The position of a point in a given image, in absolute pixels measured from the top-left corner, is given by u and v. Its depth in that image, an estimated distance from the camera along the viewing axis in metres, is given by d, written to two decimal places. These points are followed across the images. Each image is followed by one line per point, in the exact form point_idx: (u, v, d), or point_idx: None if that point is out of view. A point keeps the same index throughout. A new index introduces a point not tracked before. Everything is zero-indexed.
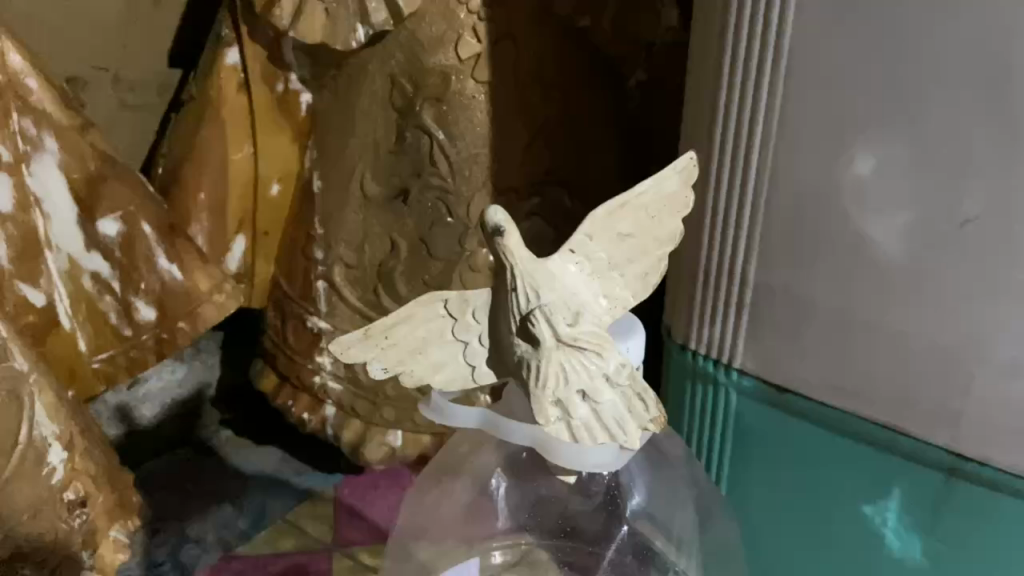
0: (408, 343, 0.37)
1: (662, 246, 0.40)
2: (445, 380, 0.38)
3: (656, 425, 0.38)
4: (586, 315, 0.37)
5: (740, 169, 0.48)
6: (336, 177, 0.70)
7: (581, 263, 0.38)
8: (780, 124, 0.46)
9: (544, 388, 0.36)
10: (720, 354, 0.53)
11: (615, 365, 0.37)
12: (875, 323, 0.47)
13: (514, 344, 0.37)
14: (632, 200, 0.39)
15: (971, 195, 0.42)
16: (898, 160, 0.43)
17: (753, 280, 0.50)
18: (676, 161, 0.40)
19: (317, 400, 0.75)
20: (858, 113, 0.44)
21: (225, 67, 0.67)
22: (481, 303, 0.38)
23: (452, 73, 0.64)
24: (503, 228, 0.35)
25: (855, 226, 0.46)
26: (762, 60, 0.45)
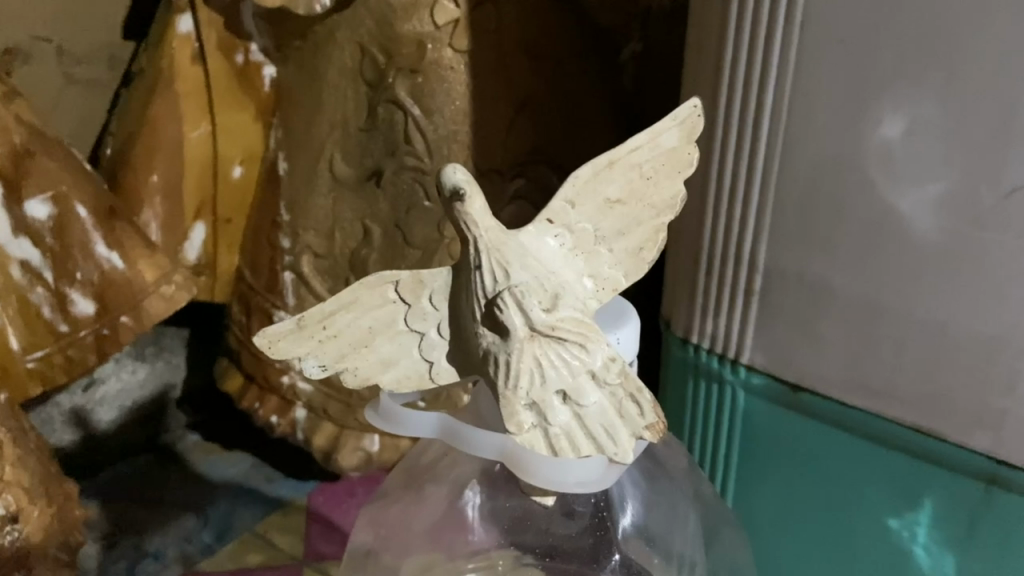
0: (352, 335, 0.32)
1: (659, 215, 0.35)
2: (398, 378, 0.32)
3: (655, 436, 0.32)
4: (565, 298, 0.32)
5: (748, 136, 0.42)
6: (304, 158, 0.64)
7: (560, 235, 0.33)
8: (795, 85, 0.40)
9: (516, 387, 0.31)
10: (726, 349, 0.47)
11: (603, 360, 0.32)
12: (906, 312, 0.41)
13: (479, 335, 0.31)
14: (623, 158, 0.34)
15: (1018, 159, 0.36)
16: (931, 120, 0.37)
17: (763, 264, 0.44)
18: (674, 112, 0.35)
19: (286, 402, 0.70)
20: (886, 66, 0.38)
21: (178, 35, 0.61)
22: (439, 285, 0.33)
23: (427, 41, 0.58)
24: (462, 190, 0.31)
25: (881, 198, 0.40)
26: (774, 7, 0.39)
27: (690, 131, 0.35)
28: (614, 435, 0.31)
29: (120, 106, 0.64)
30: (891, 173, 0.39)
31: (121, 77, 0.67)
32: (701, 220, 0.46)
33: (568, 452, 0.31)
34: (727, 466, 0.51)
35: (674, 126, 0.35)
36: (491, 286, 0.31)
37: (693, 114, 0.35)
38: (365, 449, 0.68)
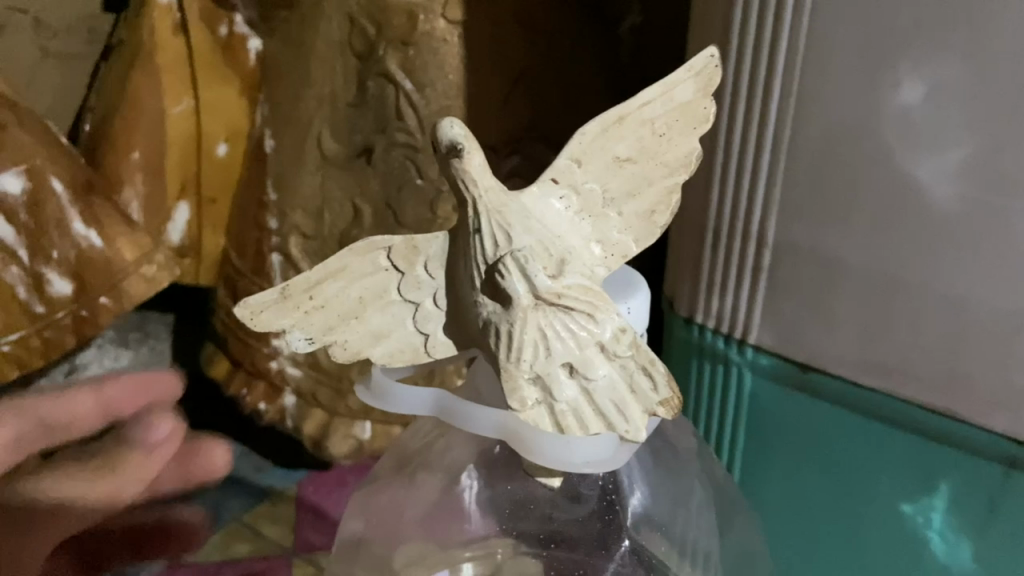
0: (340, 305, 0.31)
1: (672, 174, 0.35)
2: (392, 351, 0.32)
3: (669, 413, 0.31)
4: (572, 262, 0.31)
5: (758, 103, 0.40)
6: (292, 135, 0.61)
7: (566, 198, 0.32)
8: (808, 46, 0.38)
9: (520, 361, 0.30)
10: (732, 329, 0.46)
11: (613, 332, 0.31)
12: (922, 286, 0.39)
13: (480, 305, 0.31)
14: (633, 113, 0.33)
15: None
16: (954, 85, 0.36)
17: (771, 240, 0.43)
18: (688, 64, 0.34)
19: (274, 388, 0.67)
20: (904, 28, 0.36)
21: (157, 6, 0.58)
22: (434, 252, 0.32)
23: (419, 11, 0.55)
24: (459, 146, 0.29)
25: (899, 167, 0.38)
26: None
27: (705, 83, 0.34)
28: (624, 411, 0.30)
29: (98, 79, 0.62)
30: (910, 142, 0.37)
31: (99, 51, 0.64)
32: (706, 195, 0.44)
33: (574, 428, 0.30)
34: (733, 448, 0.49)
35: (689, 77, 0.34)
36: (492, 251, 0.30)
37: (709, 65, 0.34)
38: (356, 437, 0.67)
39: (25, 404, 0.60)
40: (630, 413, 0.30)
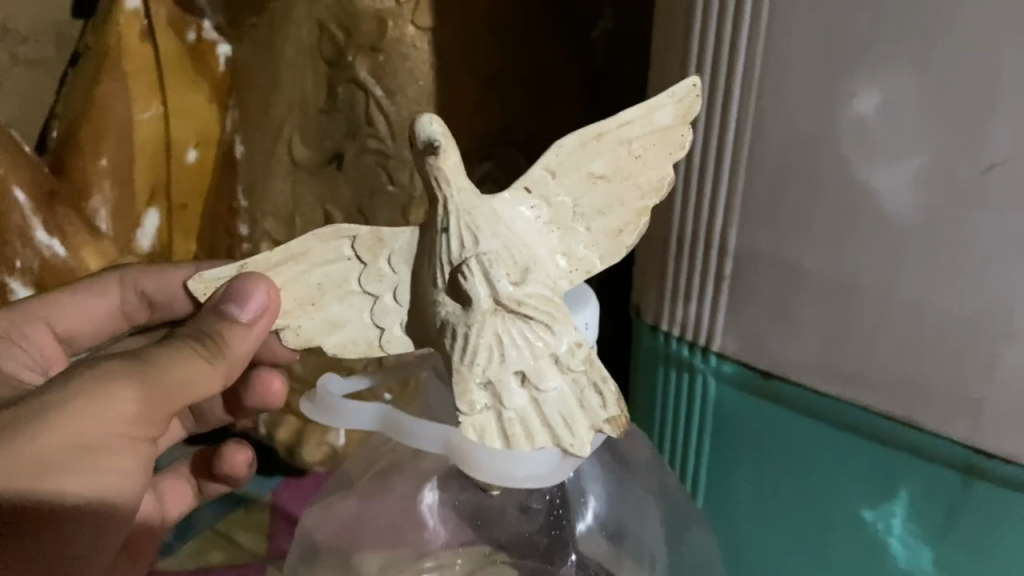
0: (299, 290, 0.33)
1: (642, 195, 0.36)
2: (346, 341, 0.34)
3: (614, 429, 0.34)
4: (534, 271, 0.33)
5: (718, 111, 0.40)
6: (260, 139, 0.62)
7: (536, 208, 0.33)
8: (766, 55, 0.38)
9: (473, 365, 0.32)
10: (697, 336, 0.46)
11: (568, 346, 0.34)
12: (881, 293, 0.39)
13: (439, 305, 0.32)
14: (611, 131, 0.34)
15: (997, 135, 0.34)
16: (908, 95, 0.36)
17: (734, 248, 0.43)
18: (672, 88, 0.35)
19: None
20: (859, 37, 0.36)
21: (124, 11, 0.58)
22: (400, 247, 0.33)
23: (388, 18, 0.55)
24: (436, 145, 0.30)
25: (857, 177, 0.38)
26: None
27: (685, 111, 0.35)
28: (571, 424, 0.33)
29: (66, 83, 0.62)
30: (867, 151, 0.37)
31: (68, 57, 0.64)
32: (670, 202, 0.44)
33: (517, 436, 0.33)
34: (699, 455, 0.49)
35: (670, 103, 0.35)
36: (457, 252, 0.32)
37: (692, 93, 0.35)
38: (330, 444, 0.67)
39: (125, 273, 0.51)
40: (576, 426, 0.33)
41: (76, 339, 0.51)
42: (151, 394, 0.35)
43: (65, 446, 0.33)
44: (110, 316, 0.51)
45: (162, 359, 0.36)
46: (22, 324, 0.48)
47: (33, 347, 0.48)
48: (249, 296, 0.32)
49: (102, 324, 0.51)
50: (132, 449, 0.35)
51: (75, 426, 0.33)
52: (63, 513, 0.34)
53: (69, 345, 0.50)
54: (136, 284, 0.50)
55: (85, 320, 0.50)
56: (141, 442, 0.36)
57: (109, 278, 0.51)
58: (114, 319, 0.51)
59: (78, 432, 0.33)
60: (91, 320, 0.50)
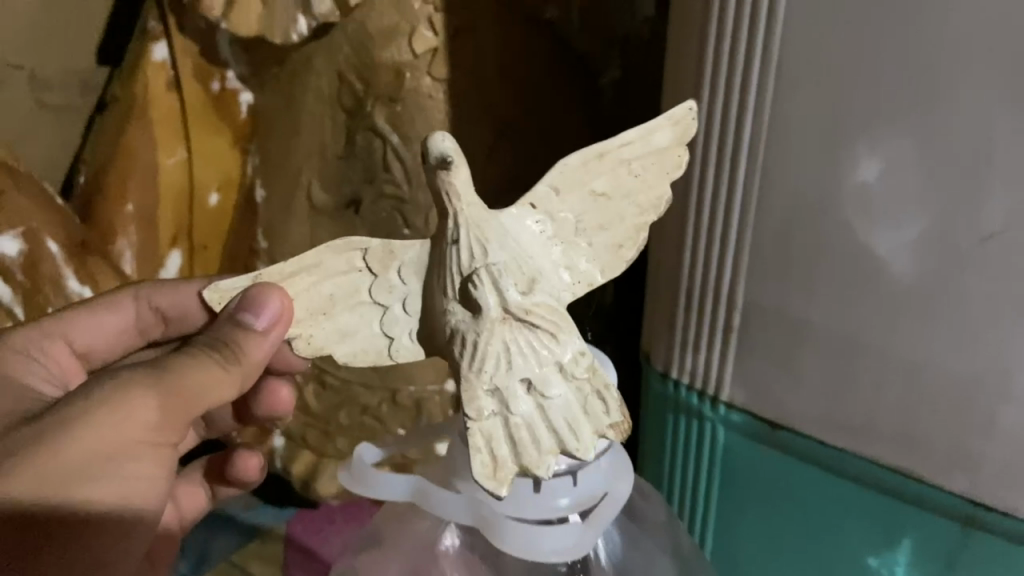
0: (311, 301, 0.35)
1: (642, 213, 0.38)
2: (357, 350, 0.36)
3: (617, 435, 0.36)
4: (540, 282, 0.35)
5: (726, 174, 0.42)
6: (279, 183, 0.63)
7: (541, 224, 0.36)
8: (771, 124, 0.40)
9: (481, 371, 0.34)
10: (706, 385, 0.47)
11: (571, 355, 0.35)
12: (883, 350, 0.41)
13: (450, 312, 0.34)
14: (612, 151, 0.37)
15: (992, 206, 0.36)
16: (907, 164, 0.38)
17: (742, 302, 0.44)
18: (671, 111, 0.38)
19: (263, 430, 0.70)
20: (859, 109, 0.38)
21: (151, 63, 0.60)
22: (408, 258, 0.35)
23: (406, 69, 0.58)
24: (448, 158, 0.33)
25: (860, 239, 0.40)
26: (750, 49, 0.40)
27: (683, 133, 0.38)
28: (575, 428, 0.34)
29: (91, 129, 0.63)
30: (868, 213, 0.39)
31: (94, 102, 0.66)
32: (680, 256, 0.46)
33: (526, 437, 0.34)
34: (707, 498, 0.51)
35: (669, 126, 0.38)
36: (467, 262, 0.34)
37: (688, 115, 0.38)
38: None
39: (140, 288, 0.50)
40: (580, 430, 0.34)
41: (92, 354, 0.50)
42: (171, 401, 0.38)
43: (90, 453, 0.35)
44: (124, 330, 0.50)
45: (175, 363, 0.38)
46: (38, 341, 0.47)
47: (50, 362, 0.47)
48: (261, 308, 0.34)
49: (116, 338, 0.50)
50: (152, 453, 0.38)
51: (102, 434, 0.36)
52: (91, 520, 0.36)
53: (84, 360, 0.50)
54: (150, 300, 0.49)
55: (103, 333, 0.50)
56: (164, 445, 0.39)
57: (124, 293, 0.50)
58: (129, 331, 0.51)
59: (103, 439, 0.36)
60: (104, 334, 0.50)
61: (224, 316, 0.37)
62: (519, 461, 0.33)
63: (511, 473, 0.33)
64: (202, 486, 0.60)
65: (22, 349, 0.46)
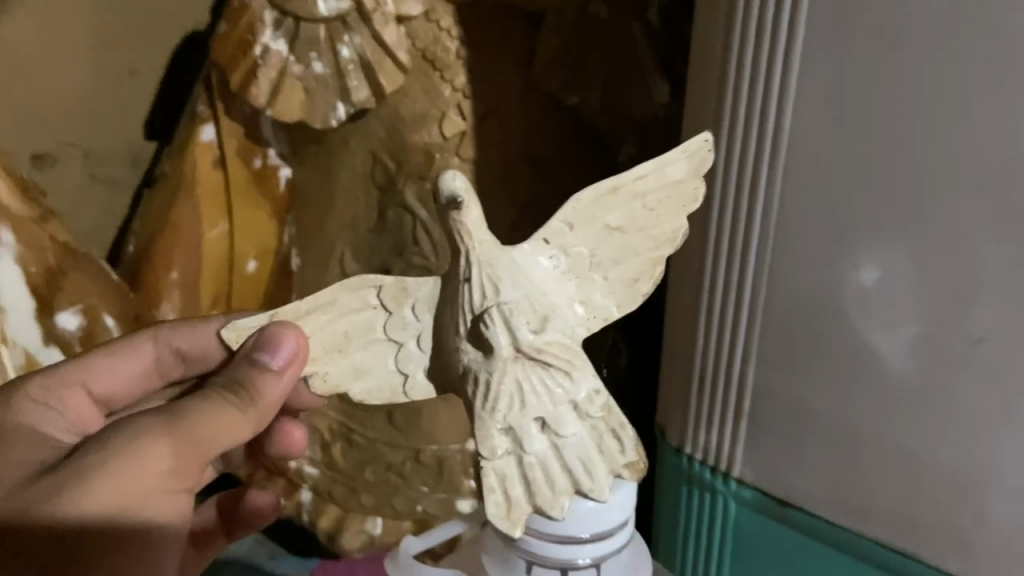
0: (327, 336, 0.38)
1: (657, 246, 0.41)
2: (372, 386, 0.39)
3: (632, 473, 0.41)
4: (552, 319, 0.39)
5: (736, 269, 0.46)
6: (314, 254, 0.67)
7: (555, 257, 0.39)
8: (777, 228, 0.44)
9: (495, 411, 0.38)
10: (717, 462, 0.50)
11: (586, 395, 0.40)
12: (883, 440, 0.44)
13: (462, 352, 0.38)
14: (626, 186, 0.40)
15: (981, 315, 0.39)
16: (904, 271, 0.41)
17: (752, 388, 0.48)
18: (685, 145, 0.40)
19: (292, 484, 0.73)
20: (859, 220, 0.42)
21: (200, 143, 0.64)
22: (422, 295, 0.39)
23: (435, 150, 0.62)
24: (460, 199, 0.36)
25: (862, 338, 0.43)
26: (757, 158, 0.43)
27: (697, 165, 0.41)
28: (590, 469, 0.40)
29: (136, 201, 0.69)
30: (867, 316, 0.43)
31: (142, 176, 0.70)
32: (693, 339, 0.49)
33: (540, 476, 0.39)
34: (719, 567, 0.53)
35: (684, 158, 0.40)
36: (479, 300, 0.38)
37: (703, 147, 0.41)
38: (368, 532, 0.71)
39: (160, 330, 0.50)
40: (595, 472, 0.40)
41: (115, 400, 0.50)
42: (186, 447, 0.39)
43: (108, 503, 0.37)
44: (147, 372, 0.51)
45: (188, 407, 0.40)
46: (55, 390, 0.47)
47: (66, 412, 0.47)
48: (279, 345, 0.37)
49: (140, 380, 0.51)
50: (168, 500, 0.39)
51: (118, 484, 0.37)
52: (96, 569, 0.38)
53: (104, 405, 0.50)
54: (170, 341, 0.49)
55: (121, 381, 0.50)
56: (180, 490, 0.40)
57: (146, 334, 0.51)
58: (152, 374, 0.51)
59: (117, 488, 0.37)
60: (126, 377, 0.50)
61: (239, 355, 0.40)
62: (532, 502, 0.39)
63: (524, 513, 0.39)
64: (218, 529, 0.62)
65: (38, 398, 0.46)
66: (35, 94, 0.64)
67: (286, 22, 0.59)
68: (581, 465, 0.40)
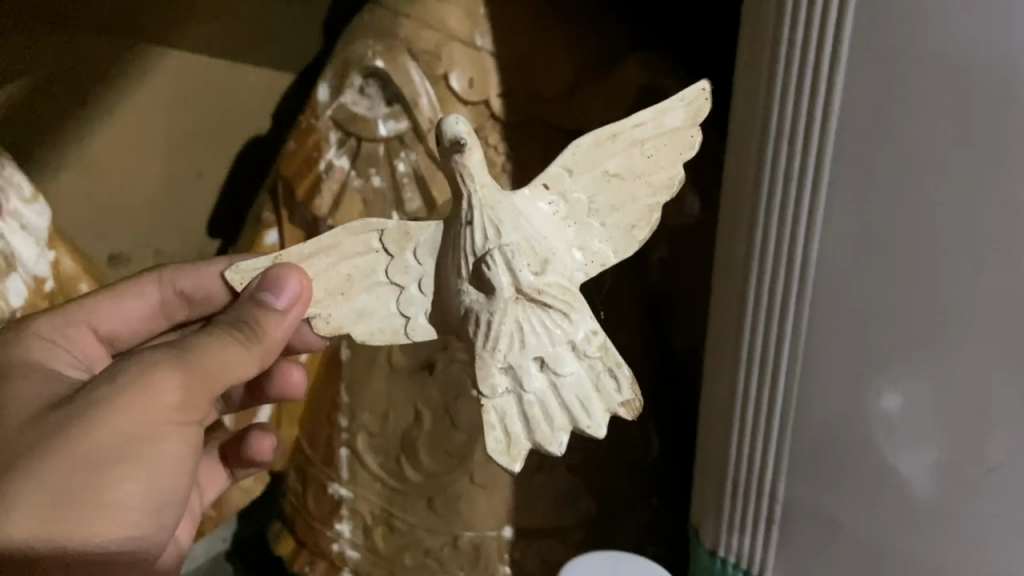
0: (330, 280, 0.42)
1: (655, 193, 0.45)
2: (374, 328, 0.42)
3: (626, 412, 0.43)
4: (552, 263, 0.42)
5: (768, 388, 0.51)
6: (362, 347, 0.71)
7: (554, 203, 0.43)
8: (805, 356, 0.49)
9: (495, 350, 0.41)
10: (750, 565, 0.56)
11: (583, 334, 0.43)
12: (907, 550, 0.50)
13: (463, 293, 0.42)
14: (625, 134, 0.44)
15: (994, 449, 0.45)
16: (923, 401, 0.46)
17: (782, 497, 0.53)
18: (682, 95, 0.45)
19: (334, 566, 0.77)
20: (881, 353, 0.46)
21: (264, 247, 0.68)
22: (423, 240, 0.43)
23: None
24: (462, 139, 0.41)
25: (888, 459, 0.48)
26: (787, 287, 0.48)
27: (694, 113, 0.45)
28: (587, 406, 0.42)
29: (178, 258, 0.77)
30: (896, 447, 0.48)
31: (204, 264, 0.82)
32: (727, 448, 0.54)
33: (539, 413, 0.41)
34: None
35: (681, 106, 0.45)
36: (481, 243, 0.41)
37: (700, 96, 0.45)
38: None
39: (163, 273, 0.54)
40: (591, 409, 0.42)
41: (119, 340, 0.54)
42: (196, 376, 0.42)
43: (121, 433, 0.40)
44: (148, 313, 0.54)
45: (196, 343, 0.43)
46: (62, 328, 0.51)
47: (72, 348, 0.51)
48: (285, 284, 0.41)
49: (142, 322, 0.54)
50: (176, 433, 0.42)
51: (128, 417, 0.40)
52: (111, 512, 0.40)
53: (109, 343, 0.53)
54: (173, 283, 0.53)
55: (128, 319, 0.54)
56: (190, 422, 0.43)
57: (148, 278, 0.54)
58: (152, 317, 0.54)
59: (128, 420, 0.40)
60: (131, 321, 0.54)
61: (246, 296, 0.43)
62: (531, 438, 0.40)
63: (523, 449, 0.40)
64: (222, 466, 0.65)
65: (47, 336, 0.50)
66: (105, 190, 0.74)
67: (349, 141, 0.65)
68: (580, 403, 0.42)
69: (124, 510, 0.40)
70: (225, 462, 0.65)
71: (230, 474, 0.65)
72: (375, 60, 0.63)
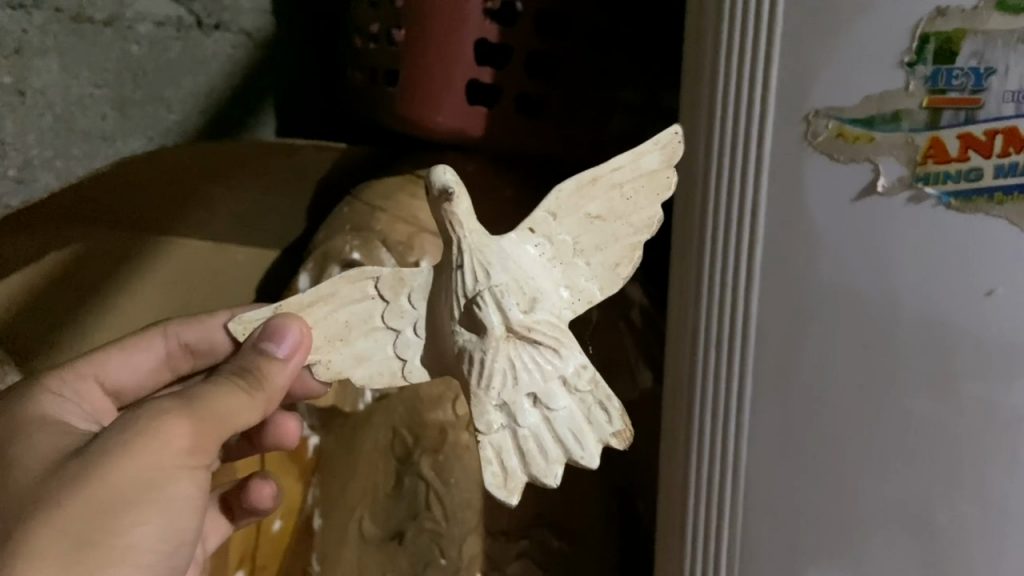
0: (328, 326, 0.45)
1: (638, 232, 0.49)
2: (373, 371, 0.46)
3: (621, 442, 0.47)
4: (541, 301, 0.47)
5: (716, 549, 0.61)
6: (335, 517, 0.72)
7: (541, 246, 0.47)
8: (742, 550, 0.60)
9: (488, 389, 0.45)
10: None
11: (573, 369, 0.47)
12: None
13: (457, 334, 0.46)
14: (604, 175, 0.47)
15: None
16: None
17: None
18: (657, 139, 0.49)
19: None
20: (806, 553, 0.59)
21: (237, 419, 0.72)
22: (418, 286, 0.47)
23: (448, 426, 0.70)
24: (450, 187, 0.45)
25: None
26: (727, 431, 0.59)
27: (670, 155, 0.49)
28: (581, 439, 0.46)
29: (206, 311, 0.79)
30: None
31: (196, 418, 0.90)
32: None
33: (534, 447, 0.45)
34: None
35: (657, 149, 0.48)
36: (472, 285, 0.45)
37: (674, 139, 0.49)
38: None
39: (169, 327, 0.58)
40: (585, 440, 0.46)
41: (124, 393, 0.58)
42: (205, 423, 0.44)
43: (141, 476, 0.42)
44: (154, 366, 0.58)
45: (200, 390, 0.45)
46: (71, 380, 0.54)
47: (81, 403, 0.54)
48: (287, 333, 0.44)
49: (148, 374, 0.58)
50: (188, 474, 0.44)
51: (142, 463, 0.42)
52: (117, 545, 0.41)
53: (115, 397, 0.57)
54: (180, 336, 0.57)
55: (136, 373, 0.58)
56: (199, 466, 0.45)
57: (153, 331, 0.58)
58: (158, 369, 0.59)
59: (147, 464, 0.42)
60: (138, 373, 0.58)
61: (251, 342, 0.46)
62: (527, 471, 0.44)
63: (519, 482, 0.44)
64: (224, 515, 0.66)
65: (57, 391, 0.53)
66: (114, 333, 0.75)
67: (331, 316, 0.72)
68: (573, 435, 0.46)
69: (139, 544, 0.42)
70: (227, 511, 0.66)
71: (233, 523, 0.67)
72: (353, 252, 0.71)
